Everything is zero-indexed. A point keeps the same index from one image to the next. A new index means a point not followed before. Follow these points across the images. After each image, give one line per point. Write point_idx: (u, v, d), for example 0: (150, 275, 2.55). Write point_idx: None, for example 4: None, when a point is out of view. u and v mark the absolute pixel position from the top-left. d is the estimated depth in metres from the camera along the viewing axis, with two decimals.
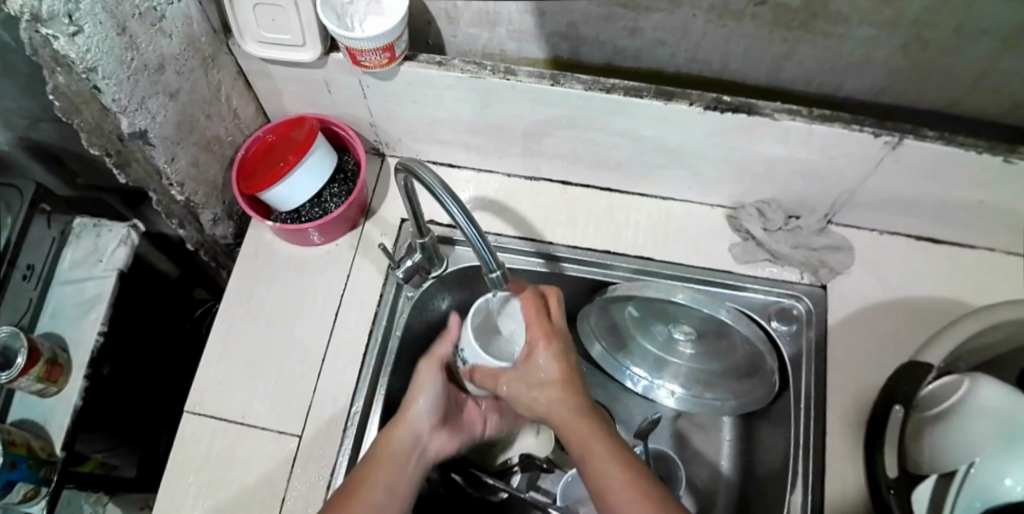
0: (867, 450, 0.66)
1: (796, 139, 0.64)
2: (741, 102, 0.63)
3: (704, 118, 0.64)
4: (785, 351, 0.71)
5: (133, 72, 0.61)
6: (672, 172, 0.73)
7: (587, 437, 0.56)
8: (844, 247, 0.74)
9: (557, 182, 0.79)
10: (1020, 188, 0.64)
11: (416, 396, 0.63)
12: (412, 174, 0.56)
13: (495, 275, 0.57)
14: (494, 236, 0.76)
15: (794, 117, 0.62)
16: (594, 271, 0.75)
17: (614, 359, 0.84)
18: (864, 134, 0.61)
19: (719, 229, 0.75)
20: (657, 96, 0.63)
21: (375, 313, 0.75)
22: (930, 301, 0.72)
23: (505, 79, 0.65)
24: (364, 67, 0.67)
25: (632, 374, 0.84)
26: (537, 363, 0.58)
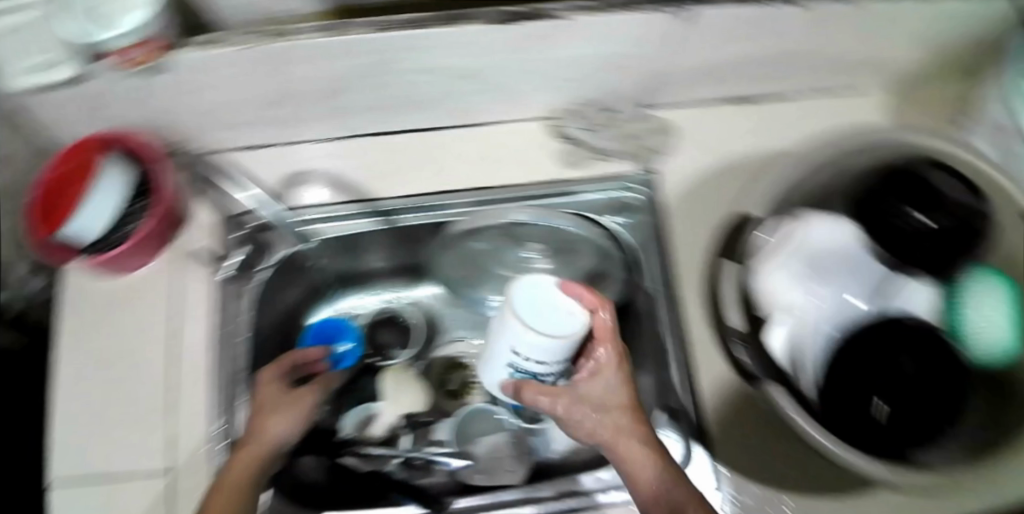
0: (722, 312, 0.65)
1: (595, 33, 0.63)
2: (531, 9, 0.61)
3: (500, 34, 0.62)
4: (628, 240, 0.73)
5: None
6: (485, 96, 0.71)
7: (662, 471, 0.49)
8: (666, 130, 0.75)
9: (371, 136, 0.75)
10: (807, 29, 0.66)
11: (284, 412, 0.61)
12: None
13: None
14: (323, 207, 0.72)
15: (588, 12, 0.61)
16: (430, 215, 0.72)
17: (472, 293, 0.80)
18: (651, 11, 0.61)
19: (544, 140, 0.74)
20: (444, 22, 0.61)
21: (217, 319, 0.70)
22: (752, 156, 0.74)
23: (285, 41, 0.61)
24: (138, 67, 0.61)
25: (490, 302, 0.81)
26: (594, 387, 0.53)
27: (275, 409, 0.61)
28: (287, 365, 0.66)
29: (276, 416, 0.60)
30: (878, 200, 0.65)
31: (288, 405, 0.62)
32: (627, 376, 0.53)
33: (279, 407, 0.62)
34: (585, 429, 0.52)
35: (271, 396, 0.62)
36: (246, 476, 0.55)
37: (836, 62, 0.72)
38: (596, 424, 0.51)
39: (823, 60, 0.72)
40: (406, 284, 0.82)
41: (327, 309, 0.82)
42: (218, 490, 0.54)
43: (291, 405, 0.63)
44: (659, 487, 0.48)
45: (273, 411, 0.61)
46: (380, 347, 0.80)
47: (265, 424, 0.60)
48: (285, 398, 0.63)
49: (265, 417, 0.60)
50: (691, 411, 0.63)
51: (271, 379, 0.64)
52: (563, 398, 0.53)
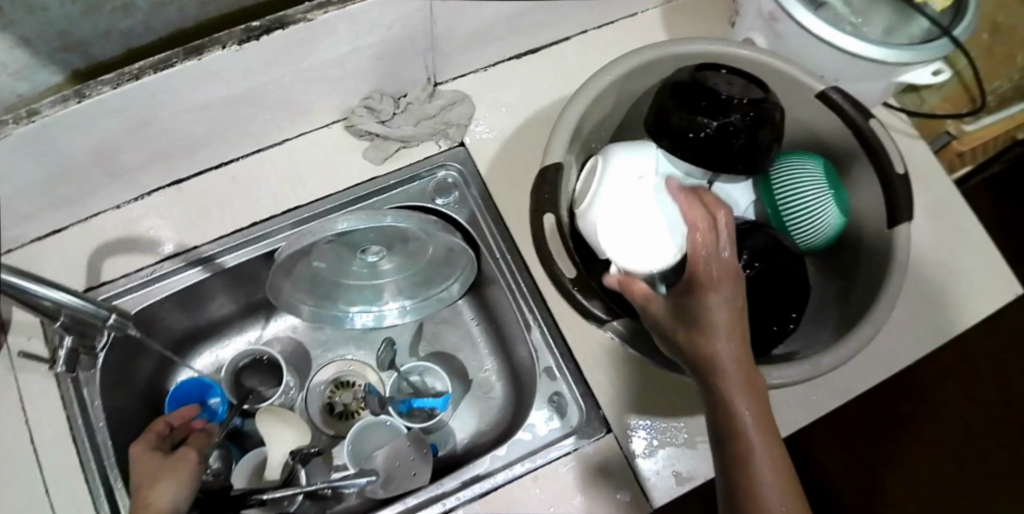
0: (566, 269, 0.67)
1: (345, 28, 0.61)
2: (270, 20, 0.58)
3: (249, 54, 0.59)
4: (460, 217, 0.72)
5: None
6: (268, 117, 0.69)
7: (743, 399, 0.47)
8: (459, 100, 0.73)
9: (170, 186, 0.71)
10: None
11: (170, 480, 0.56)
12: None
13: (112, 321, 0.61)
14: (143, 273, 0.69)
15: (326, 9, 0.58)
16: (254, 247, 0.70)
17: (330, 310, 0.77)
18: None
19: (344, 145, 0.73)
20: (188, 56, 0.58)
21: (69, 416, 0.67)
22: (554, 102, 0.74)
23: (34, 123, 0.56)
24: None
25: (353, 314, 0.79)
26: (711, 298, 0.48)
27: (156, 477, 0.56)
28: (159, 435, 0.62)
29: (163, 483, 0.55)
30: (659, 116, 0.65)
31: (168, 466, 0.57)
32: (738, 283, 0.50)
33: (163, 474, 0.56)
34: (672, 340, 0.51)
35: (148, 466, 0.57)
36: None
37: None
38: (710, 339, 0.48)
39: None
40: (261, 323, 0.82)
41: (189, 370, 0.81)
42: None
43: (173, 466, 0.58)
44: (740, 413, 0.47)
45: (158, 480, 0.56)
46: (252, 390, 0.77)
47: (151, 493, 0.54)
48: (164, 462, 0.58)
49: (147, 486, 0.55)
50: (558, 367, 0.68)
51: (142, 452, 0.59)
52: (656, 305, 0.51)
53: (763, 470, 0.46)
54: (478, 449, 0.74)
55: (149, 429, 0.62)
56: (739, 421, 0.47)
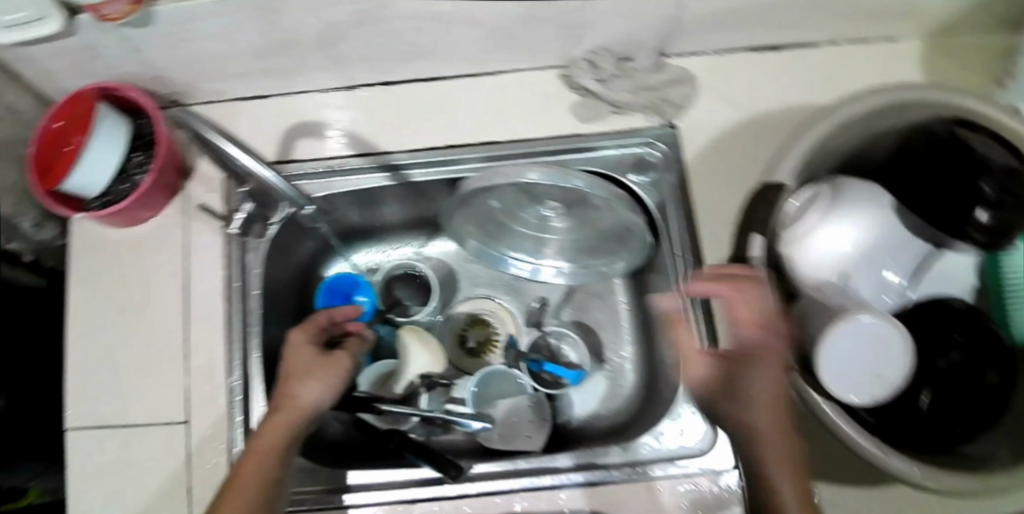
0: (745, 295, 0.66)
1: None
2: None
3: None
4: (649, 201, 0.71)
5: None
6: (490, 44, 0.67)
7: None
8: (685, 79, 0.70)
9: (378, 86, 0.72)
10: None
11: (320, 382, 0.56)
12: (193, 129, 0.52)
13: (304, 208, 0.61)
14: (329, 163, 0.70)
15: None
16: (442, 171, 0.70)
17: (492, 251, 0.79)
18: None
19: (555, 92, 0.71)
20: None
21: (225, 275, 0.69)
22: (782, 111, 0.70)
23: None
24: (112, 20, 0.58)
25: (513, 261, 0.80)
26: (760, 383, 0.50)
27: (310, 373, 0.57)
28: (314, 330, 0.61)
29: (313, 384, 0.56)
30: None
31: (318, 366, 0.57)
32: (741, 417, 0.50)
33: (316, 373, 0.57)
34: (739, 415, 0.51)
35: (297, 361, 0.58)
36: (279, 448, 0.52)
37: (876, 9, 0.66)
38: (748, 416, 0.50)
39: (862, 7, 0.66)
40: (420, 240, 0.83)
41: (343, 262, 0.83)
42: (249, 459, 0.51)
43: (326, 368, 0.58)
44: None
45: (310, 377, 0.56)
46: (397, 302, 0.80)
47: (301, 389, 0.55)
48: (320, 358, 0.58)
49: (296, 382, 0.56)
50: None
51: (296, 342, 0.59)
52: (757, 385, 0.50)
53: None
54: (593, 431, 0.76)
55: (307, 321, 0.62)
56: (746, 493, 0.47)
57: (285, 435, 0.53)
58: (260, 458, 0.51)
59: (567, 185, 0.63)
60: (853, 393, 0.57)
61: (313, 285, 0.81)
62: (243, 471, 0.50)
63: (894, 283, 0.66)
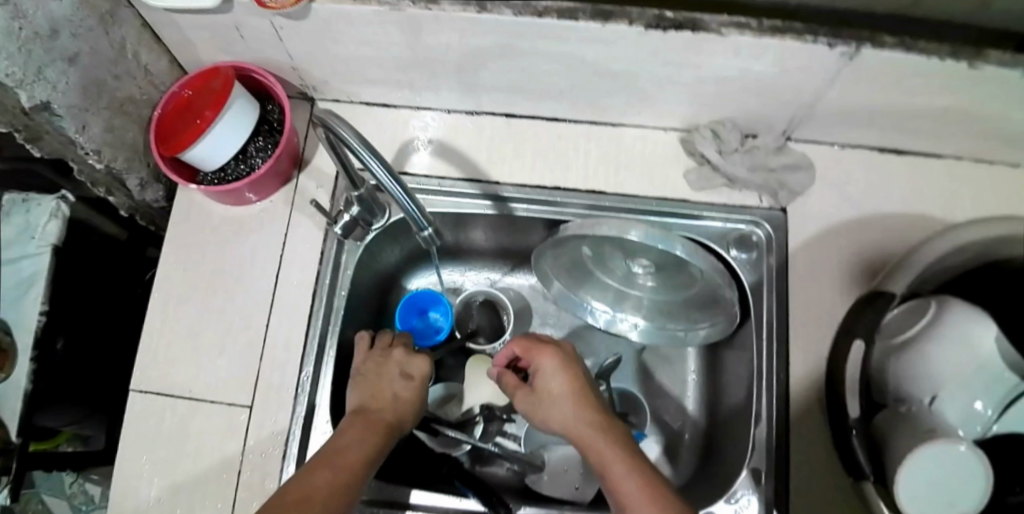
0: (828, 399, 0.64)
1: (748, 54, 0.58)
2: (685, 18, 0.56)
3: (647, 38, 0.58)
4: (745, 278, 0.69)
5: (25, 43, 0.57)
6: (620, 97, 0.68)
7: None
8: (804, 166, 0.70)
9: (501, 115, 0.74)
10: (977, 90, 0.60)
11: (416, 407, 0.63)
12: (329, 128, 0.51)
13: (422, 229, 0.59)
14: (437, 180, 0.72)
15: (744, 31, 0.56)
16: (545, 210, 0.71)
17: (574, 296, 0.79)
18: (818, 45, 0.56)
19: (672, 154, 0.72)
20: (595, 18, 0.57)
21: (317, 274, 0.71)
22: (895, 216, 0.70)
23: (428, 10, 0.57)
24: (271, 10, 0.60)
25: (593, 309, 0.79)
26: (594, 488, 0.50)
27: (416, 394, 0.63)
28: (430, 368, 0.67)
29: (416, 406, 0.63)
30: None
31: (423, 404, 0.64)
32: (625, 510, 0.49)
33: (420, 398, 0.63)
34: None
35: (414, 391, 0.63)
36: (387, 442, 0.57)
37: (1010, 134, 0.66)
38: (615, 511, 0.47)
39: (996, 129, 0.66)
40: (504, 268, 0.84)
41: (430, 274, 0.84)
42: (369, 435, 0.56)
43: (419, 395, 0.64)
44: None
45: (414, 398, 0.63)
46: (468, 326, 0.81)
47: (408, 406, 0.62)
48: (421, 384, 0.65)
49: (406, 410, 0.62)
50: (766, 473, 0.63)
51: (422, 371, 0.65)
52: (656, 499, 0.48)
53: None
54: None
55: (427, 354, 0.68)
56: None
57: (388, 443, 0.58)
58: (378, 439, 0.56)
59: (667, 249, 0.61)
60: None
61: (391, 294, 0.82)
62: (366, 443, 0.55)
63: (981, 414, 0.58)
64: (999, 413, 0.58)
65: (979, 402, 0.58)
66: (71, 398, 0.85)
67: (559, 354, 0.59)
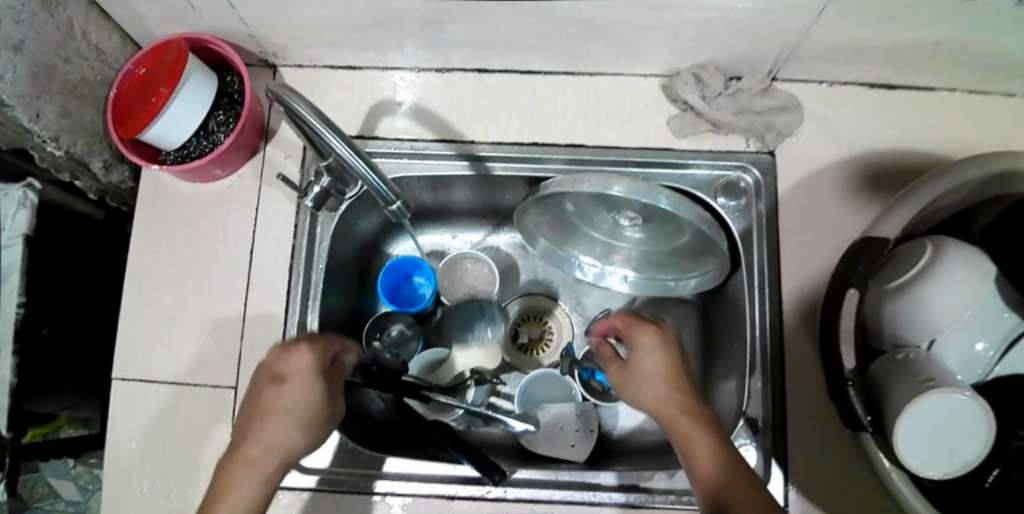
0: (823, 346, 0.62)
1: None
2: None
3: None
4: (735, 227, 0.67)
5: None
6: (595, 46, 0.65)
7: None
8: (792, 107, 0.67)
9: (472, 71, 0.71)
10: (965, 22, 0.56)
11: (291, 423, 0.49)
12: (288, 106, 0.49)
13: (395, 207, 0.59)
14: (409, 142, 0.70)
15: None
16: (524, 167, 0.68)
17: (560, 251, 0.77)
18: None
19: (653, 102, 0.69)
20: None
21: (293, 247, 0.69)
22: (886, 154, 0.68)
23: None
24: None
25: (581, 264, 0.77)
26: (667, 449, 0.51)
27: (285, 408, 0.49)
28: (322, 360, 0.52)
29: (282, 422, 0.49)
30: (1002, 228, 0.59)
31: (304, 411, 0.49)
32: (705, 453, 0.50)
33: (293, 412, 0.49)
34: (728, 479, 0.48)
35: (292, 397, 0.50)
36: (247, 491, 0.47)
37: (1004, 63, 0.63)
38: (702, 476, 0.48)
39: (988, 59, 0.62)
40: (488, 227, 0.81)
41: (408, 242, 0.81)
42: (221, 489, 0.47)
43: (301, 403, 0.50)
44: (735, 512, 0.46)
45: (282, 412, 0.49)
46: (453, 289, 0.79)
47: (270, 426, 0.48)
48: (300, 393, 0.50)
49: (280, 428, 0.49)
50: (763, 422, 0.63)
51: (298, 369, 0.51)
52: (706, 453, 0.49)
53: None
54: (636, 447, 0.73)
55: (314, 343, 0.52)
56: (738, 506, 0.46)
57: (255, 493, 0.47)
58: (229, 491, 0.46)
59: (651, 202, 0.59)
60: (929, 467, 0.52)
61: (372, 263, 0.79)
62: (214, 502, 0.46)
63: (983, 355, 0.58)
64: (998, 354, 0.58)
65: (980, 342, 0.57)
66: (55, 385, 0.86)
67: (661, 335, 0.56)
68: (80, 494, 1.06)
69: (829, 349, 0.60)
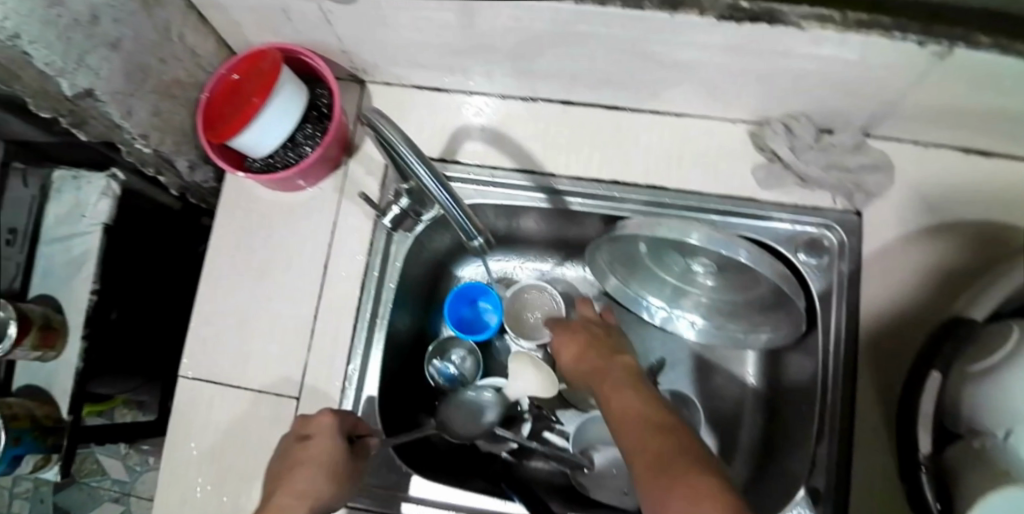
0: (900, 421, 0.60)
1: (831, 49, 0.54)
2: (762, 8, 0.52)
3: (718, 30, 0.54)
4: (814, 287, 0.65)
5: (63, 30, 0.53)
6: (686, 89, 0.64)
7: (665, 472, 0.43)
8: (884, 167, 0.66)
9: (557, 103, 0.71)
10: None
11: (319, 475, 0.55)
12: (376, 129, 0.49)
13: (477, 242, 0.58)
14: (489, 171, 0.70)
15: (825, 25, 0.52)
16: (601, 206, 0.68)
17: (630, 292, 0.77)
18: (910, 43, 0.51)
19: (739, 149, 0.68)
20: (663, 6, 0.53)
21: (366, 265, 0.70)
22: (978, 224, 0.66)
23: None
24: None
25: (649, 305, 0.77)
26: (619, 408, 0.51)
27: (311, 464, 0.56)
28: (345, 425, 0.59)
29: (311, 475, 0.55)
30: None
31: (330, 463, 0.56)
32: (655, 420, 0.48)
33: (320, 466, 0.56)
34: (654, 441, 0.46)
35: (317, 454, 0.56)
36: None
37: None
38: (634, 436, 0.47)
39: None
40: (555, 259, 0.82)
41: (477, 264, 0.82)
42: None
43: (327, 458, 0.56)
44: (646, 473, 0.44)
45: (311, 468, 0.55)
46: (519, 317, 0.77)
47: (297, 480, 0.55)
48: (326, 449, 0.57)
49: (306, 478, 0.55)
50: (825, 493, 0.61)
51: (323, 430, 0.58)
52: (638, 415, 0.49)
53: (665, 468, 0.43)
54: None
55: (339, 411, 0.60)
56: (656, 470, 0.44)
57: None
58: None
59: (728, 254, 0.57)
60: None
61: (441, 284, 0.82)
62: None
63: None
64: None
65: None
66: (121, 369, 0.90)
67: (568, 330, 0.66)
68: (128, 474, 1.09)
69: (908, 428, 0.59)
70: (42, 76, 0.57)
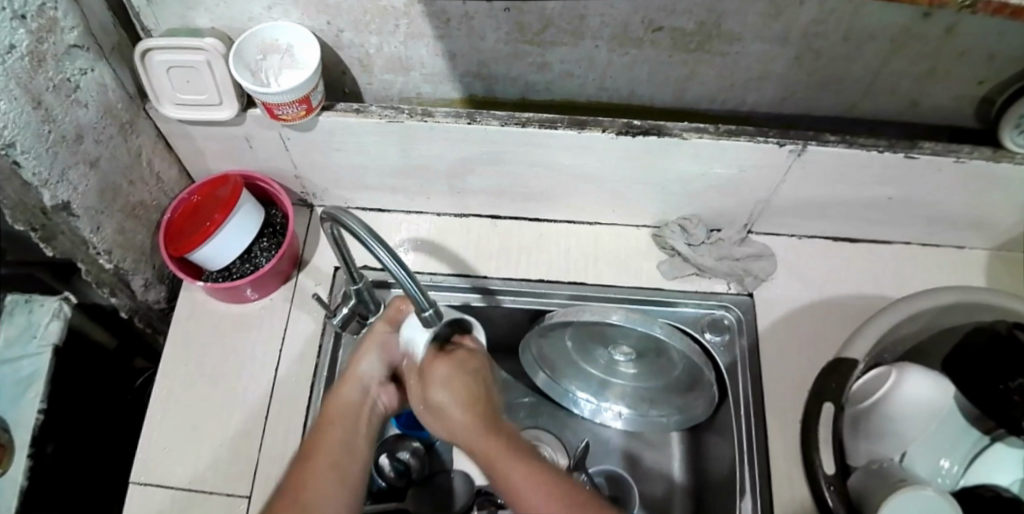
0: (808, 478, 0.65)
1: (708, 154, 0.66)
2: (650, 124, 0.65)
3: (617, 142, 0.66)
4: (722, 361, 0.74)
5: (52, 145, 0.61)
6: (595, 197, 0.76)
7: (496, 456, 0.54)
8: (766, 255, 0.78)
9: (486, 217, 0.81)
10: (913, 182, 0.68)
11: (362, 357, 0.63)
12: (338, 223, 0.53)
13: (428, 312, 0.52)
14: (428, 276, 0.78)
15: (702, 134, 0.64)
16: (530, 300, 0.76)
17: (560, 386, 0.85)
18: (770, 144, 0.64)
19: (644, 248, 0.79)
20: (571, 126, 0.65)
21: (315, 366, 0.75)
22: (853, 297, 0.76)
23: (424, 121, 0.66)
24: (283, 121, 0.67)
25: (578, 399, 0.85)
26: (437, 392, 0.57)
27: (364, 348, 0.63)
28: (365, 400, 0.63)
29: (365, 363, 0.63)
30: (964, 358, 0.66)
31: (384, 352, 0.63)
32: (476, 403, 0.57)
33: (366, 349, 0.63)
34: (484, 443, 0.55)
35: (344, 431, 0.59)
36: (338, 436, 0.59)
37: (945, 219, 0.74)
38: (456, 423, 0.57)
39: (934, 213, 0.74)
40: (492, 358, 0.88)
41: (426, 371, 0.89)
42: (328, 422, 0.60)
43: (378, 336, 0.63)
44: (493, 461, 0.54)
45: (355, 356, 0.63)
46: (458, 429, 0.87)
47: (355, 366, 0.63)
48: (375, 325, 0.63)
49: (342, 452, 0.58)
50: None
51: (348, 406, 0.62)
52: (460, 413, 0.57)
53: (516, 481, 0.52)
54: None
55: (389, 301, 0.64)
56: (495, 466, 0.54)
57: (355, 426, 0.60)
58: (334, 423, 0.60)
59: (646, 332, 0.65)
60: None
61: None
62: (325, 433, 0.59)
63: (945, 467, 0.66)
64: (963, 469, 0.66)
65: (944, 459, 0.65)
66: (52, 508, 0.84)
67: (454, 363, 0.58)
68: None
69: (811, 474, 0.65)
70: (25, 186, 0.63)
